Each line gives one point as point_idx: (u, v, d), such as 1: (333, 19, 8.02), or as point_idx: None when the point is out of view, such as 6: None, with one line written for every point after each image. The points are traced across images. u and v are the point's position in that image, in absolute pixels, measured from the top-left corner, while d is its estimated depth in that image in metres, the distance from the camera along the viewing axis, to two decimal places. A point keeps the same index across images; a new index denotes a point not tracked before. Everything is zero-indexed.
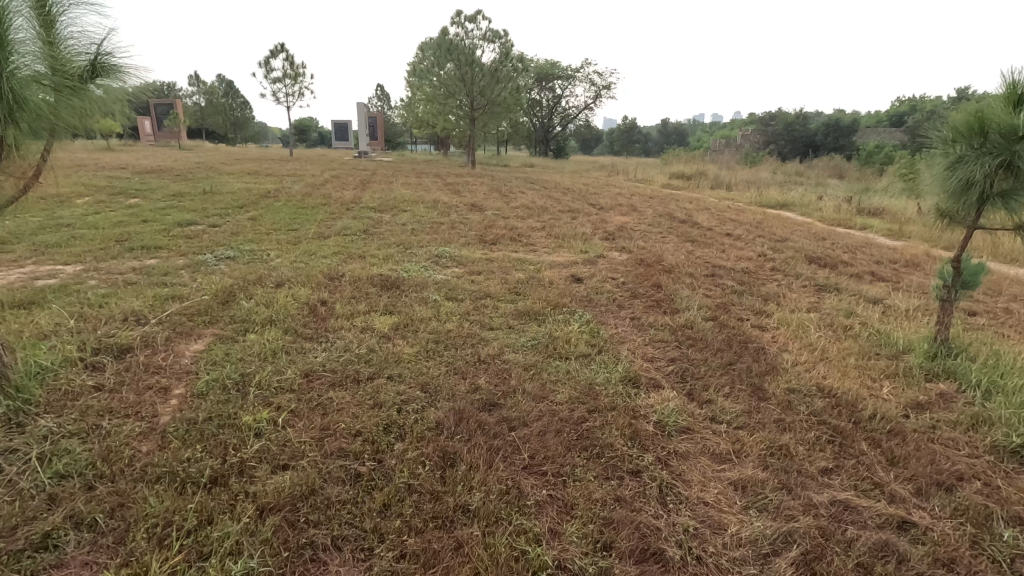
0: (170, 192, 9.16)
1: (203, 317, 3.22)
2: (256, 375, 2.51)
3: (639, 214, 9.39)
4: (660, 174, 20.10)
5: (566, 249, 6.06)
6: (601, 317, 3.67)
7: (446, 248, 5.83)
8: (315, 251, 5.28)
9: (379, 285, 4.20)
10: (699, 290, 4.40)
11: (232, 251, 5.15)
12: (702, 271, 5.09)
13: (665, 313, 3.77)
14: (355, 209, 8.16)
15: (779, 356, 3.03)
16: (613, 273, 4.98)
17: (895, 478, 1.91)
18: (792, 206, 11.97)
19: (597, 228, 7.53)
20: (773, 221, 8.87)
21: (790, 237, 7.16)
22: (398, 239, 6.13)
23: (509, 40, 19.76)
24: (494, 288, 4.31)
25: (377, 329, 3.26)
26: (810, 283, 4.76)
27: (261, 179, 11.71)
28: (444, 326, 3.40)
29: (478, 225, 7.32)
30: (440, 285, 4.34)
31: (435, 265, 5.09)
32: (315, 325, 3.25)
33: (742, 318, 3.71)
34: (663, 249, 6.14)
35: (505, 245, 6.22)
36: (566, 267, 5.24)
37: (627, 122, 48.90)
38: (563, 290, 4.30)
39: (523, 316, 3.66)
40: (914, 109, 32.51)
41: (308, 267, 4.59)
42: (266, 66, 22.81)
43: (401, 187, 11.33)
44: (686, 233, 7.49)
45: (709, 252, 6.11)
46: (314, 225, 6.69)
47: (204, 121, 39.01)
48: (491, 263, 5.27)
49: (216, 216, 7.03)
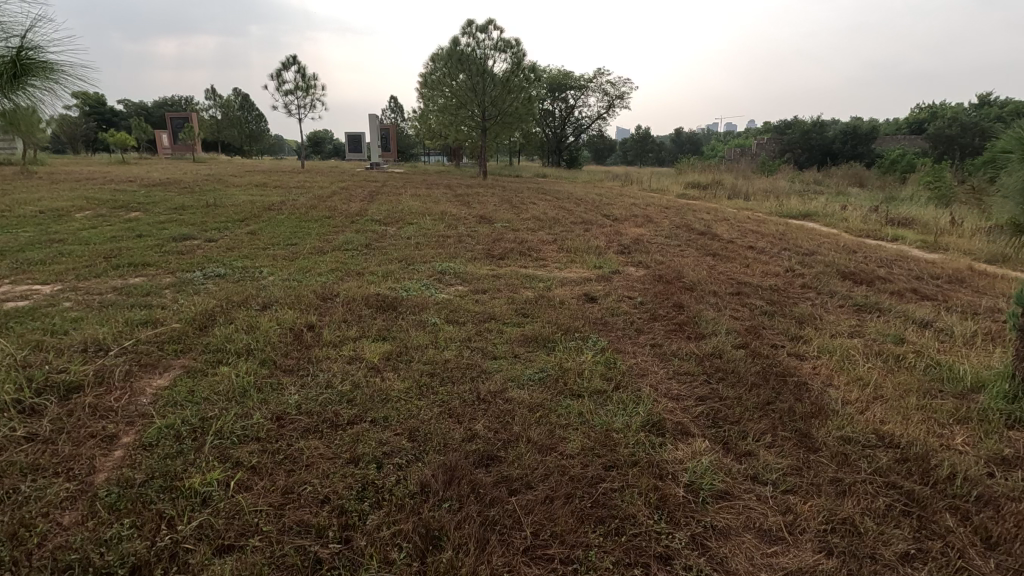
0: (173, 204, 8.98)
1: (173, 345, 2.90)
2: (217, 420, 2.17)
3: (655, 226, 9.00)
4: (675, 184, 19.68)
5: (579, 264, 5.70)
6: (618, 343, 3.29)
7: (451, 263, 5.50)
8: (311, 267, 4.98)
9: (375, 306, 3.87)
10: (725, 311, 4.00)
11: (224, 268, 4.87)
12: (727, 289, 4.69)
13: (690, 339, 3.38)
14: (359, 222, 7.89)
15: (825, 392, 2.63)
16: (629, 291, 4.61)
17: (996, 569, 1.51)
18: (815, 216, 11.48)
19: (611, 241, 7.17)
20: (797, 232, 8.44)
21: (818, 250, 6.72)
22: (401, 254, 5.82)
23: (520, 49, 19.60)
24: (501, 309, 3.96)
25: (367, 360, 2.92)
26: (847, 302, 4.33)
27: (268, 191, 11.53)
28: (442, 355, 3.05)
29: (486, 238, 6.99)
30: (442, 305, 4.00)
31: (438, 283, 4.76)
32: (298, 355, 2.91)
33: (777, 344, 3.31)
34: (682, 264, 5.75)
35: (514, 259, 5.88)
36: (578, 284, 4.88)
37: (640, 131, 48.54)
38: (576, 311, 3.94)
39: (530, 342, 3.30)
40: (935, 116, 31.76)
41: (301, 286, 4.28)
42: (279, 78, 22.91)
43: (409, 199, 11.05)
44: (706, 246, 7.09)
45: (732, 267, 5.70)
46: (315, 239, 6.42)
47: (219, 134, 39.46)
48: (498, 280, 4.93)
49: (214, 230, 6.78)
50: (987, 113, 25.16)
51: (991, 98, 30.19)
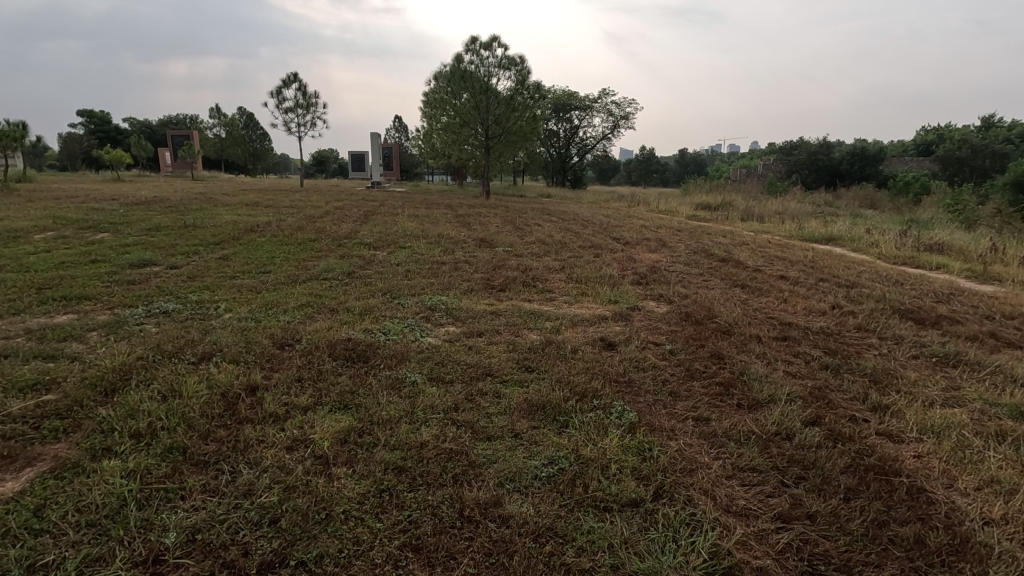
0: (147, 225, 8.30)
1: (52, 424, 2.16)
2: (53, 569, 1.42)
3: (671, 251, 8.27)
4: (684, 205, 18.99)
5: (590, 298, 4.96)
6: (650, 416, 2.53)
7: (443, 296, 4.75)
8: (278, 303, 4.24)
9: (343, 357, 3.12)
10: (777, 366, 3.24)
11: (174, 303, 4.15)
12: (770, 332, 3.93)
13: (744, 411, 2.61)
14: (346, 246, 7.17)
15: (956, 507, 1.86)
16: (654, 334, 3.85)
17: None
18: (838, 240, 10.73)
19: (625, 269, 6.42)
20: (827, 259, 7.71)
21: (860, 281, 5.98)
22: (386, 284, 5.10)
23: (525, 67, 19.21)
24: (500, 360, 3.21)
25: (315, 445, 2.16)
26: (922, 353, 3.56)
27: (257, 211, 10.86)
28: (418, 435, 2.28)
29: (486, 265, 6.26)
30: (426, 356, 3.24)
31: (425, 322, 4.00)
32: (221, 438, 2.16)
33: (858, 420, 2.53)
34: (710, 299, 5.00)
35: (517, 291, 5.14)
36: (592, 324, 4.13)
37: (645, 153, 48.33)
38: (592, 364, 3.17)
39: (536, 414, 2.53)
40: (941, 139, 31.30)
41: (257, 329, 3.54)
42: (278, 95, 22.52)
43: (405, 220, 10.38)
44: (732, 276, 6.32)
45: (768, 303, 4.93)
46: (292, 266, 5.71)
47: (223, 152, 39.26)
48: (498, 319, 4.18)
49: (182, 255, 6.07)
50: (998, 133, 24.60)
51: (999, 120, 29.72)
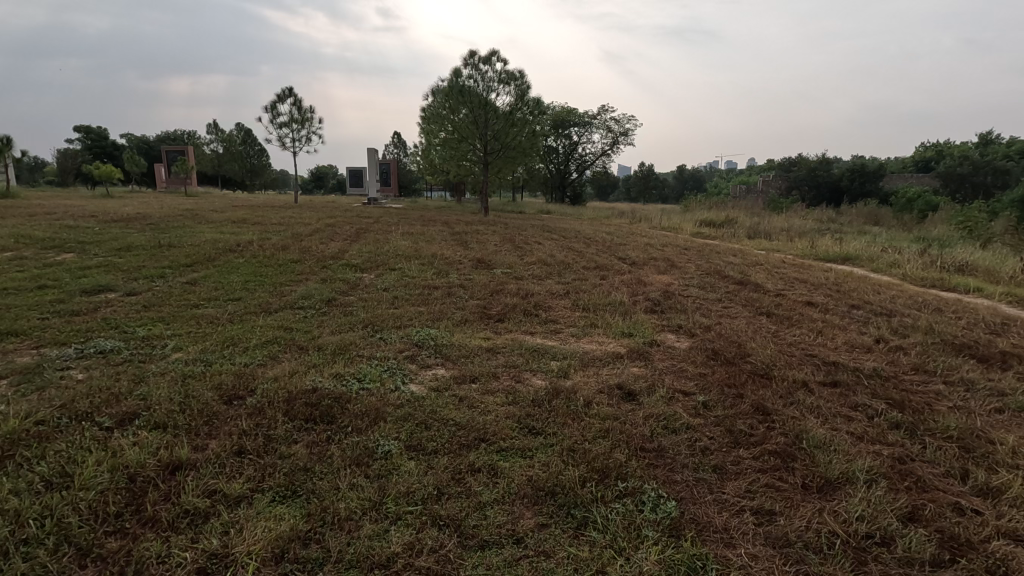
0: (118, 244, 7.70)
1: None
2: None
3: (682, 272, 7.71)
4: (688, 222, 18.45)
5: (601, 330, 4.37)
6: (693, 508, 1.92)
7: (433, 329, 4.16)
8: (238, 339, 3.64)
9: (301, 415, 2.51)
10: (839, 425, 2.64)
11: (116, 339, 3.55)
12: (816, 376, 3.33)
13: (814, 496, 2.01)
14: (330, 268, 6.57)
15: None
16: (680, 379, 3.24)
17: None
18: (855, 260, 10.15)
19: (636, 295, 5.84)
20: (852, 281, 7.15)
21: (898, 308, 5.41)
22: (369, 314, 4.50)
23: (525, 82, 18.80)
24: (497, 420, 2.60)
25: (238, 566, 1.55)
26: (1004, 405, 2.96)
27: (242, 229, 10.28)
28: (384, 544, 1.67)
29: (483, 290, 5.66)
30: (406, 414, 2.63)
31: (409, 364, 3.39)
32: (107, 557, 1.55)
33: (967, 511, 1.93)
34: (737, 332, 4.41)
35: (517, 322, 4.55)
36: (605, 366, 3.52)
37: (644, 170, 48.18)
38: (611, 426, 2.56)
39: (546, 505, 1.93)
40: (941, 156, 31.08)
41: (203, 376, 2.92)
42: (273, 110, 22.14)
43: (399, 239, 9.83)
44: (754, 302, 5.74)
45: (802, 336, 4.34)
46: (266, 292, 5.12)
47: (220, 168, 38.93)
48: (495, 358, 3.58)
49: (145, 279, 5.47)
50: (1000, 150, 24.28)
51: (996, 136, 29.50)
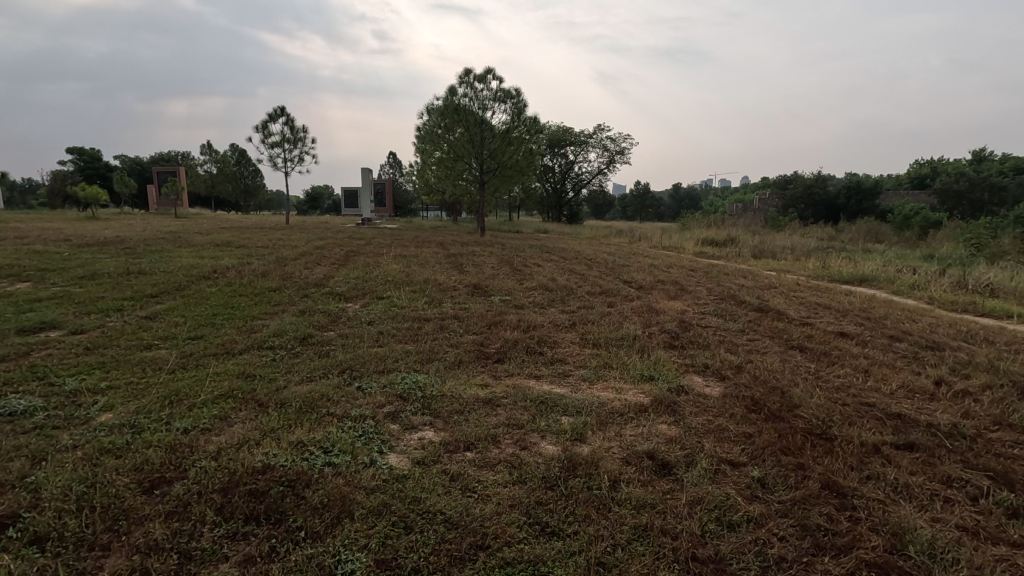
0: (83, 271, 7.10)
1: None
2: None
3: (694, 298, 7.16)
4: (688, 241, 17.95)
5: (617, 372, 3.78)
6: None
7: (421, 375, 3.55)
8: (185, 393, 3.02)
9: (238, 514, 1.90)
10: (943, 514, 2.05)
11: (34, 396, 2.92)
12: (887, 436, 2.74)
13: None
14: (312, 297, 6.01)
15: None
16: (723, 443, 2.65)
17: None
18: (872, 281, 9.61)
19: (649, 326, 5.26)
20: (880, 307, 6.61)
21: (944, 340, 4.85)
22: (348, 356, 3.89)
23: (521, 99, 18.38)
24: (501, 513, 2.00)
25: None
26: None
27: (224, 253, 9.72)
28: None
29: (479, 321, 5.08)
30: (382, 505, 2.02)
31: (391, 425, 2.78)
32: None
33: None
34: (774, 373, 3.82)
35: (519, 362, 3.95)
36: (628, 423, 2.91)
37: (641, 188, 48.07)
38: (648, 520, 1.97)
39: None
40: (938, 173, 30.84)
41: (126, 451, 2.31)
42: (265, 130, 21.74)
43: (390, 262, 9.28)
44: (781, 333, 5.16)
45: (850, 378, 3.76)
46: (233, 328, 4.52)
47: (213, 189, 38.52)
48: (495, 414, 2.97)
49: (99, 313, 4.86)
50: (998, 165, 24.05)
51: (990, 153, 29.44)
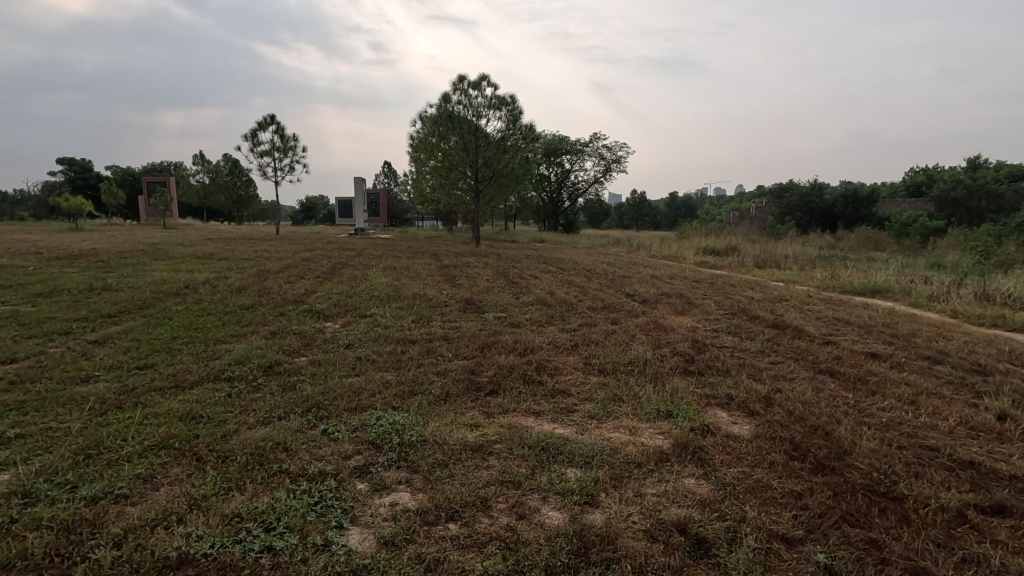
0: (43, 287, 6.54)
1: None
2: None
3: (703, 312, 6.67)
4: (688, 249, 17.54)
5: (629, 407, 3.25)
6: None
7: (399, 414, 3.01)
8: (108, 443, 2.48)
9: None
10: None
11: None
12: (969, 495, 2.22)
13: None
14: (288, 315, 5.47)
15: None
16: (771, 508, 2.12)
17: None
18: (885, 293, 9.14)
19: (660, 346, 4.74)
20: (905, 322, 6.12)
21: (988, 361, 4.35)
22: (317, 388, 3.34)
23: (516, 106, 18.00)
24: None
25: None
26: None
27: (203, 266, 9.16)
28: None
29: (470, 344, 4.55)
30: None
31: (358, 486, 2.25)
32: None
33: None
34: (810, 406, 3.30)
35: (515, 395, 3.42)
36: (648, 478, 2.39)
37: (637, 197, 47.83)
38: None
39: None
40: (933, 180, 30.63)
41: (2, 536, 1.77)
42: (255, 138, 21.26)
43: (379, 275, 8.77)
44: (806, 354, 4.66)
45: (899, 412, 3.24)
46: (190, 354, 3.98)
47: (205, 199, 38.02)
48: (486, 467, 2.44)
49: (42, 338, 4.31)
50: (996, 173, 23.77)
51: (986, 160, 29.25)
